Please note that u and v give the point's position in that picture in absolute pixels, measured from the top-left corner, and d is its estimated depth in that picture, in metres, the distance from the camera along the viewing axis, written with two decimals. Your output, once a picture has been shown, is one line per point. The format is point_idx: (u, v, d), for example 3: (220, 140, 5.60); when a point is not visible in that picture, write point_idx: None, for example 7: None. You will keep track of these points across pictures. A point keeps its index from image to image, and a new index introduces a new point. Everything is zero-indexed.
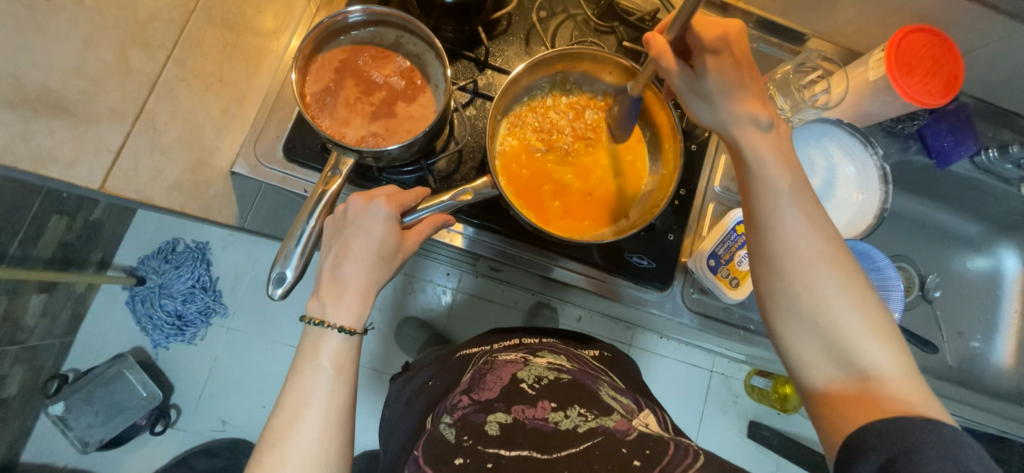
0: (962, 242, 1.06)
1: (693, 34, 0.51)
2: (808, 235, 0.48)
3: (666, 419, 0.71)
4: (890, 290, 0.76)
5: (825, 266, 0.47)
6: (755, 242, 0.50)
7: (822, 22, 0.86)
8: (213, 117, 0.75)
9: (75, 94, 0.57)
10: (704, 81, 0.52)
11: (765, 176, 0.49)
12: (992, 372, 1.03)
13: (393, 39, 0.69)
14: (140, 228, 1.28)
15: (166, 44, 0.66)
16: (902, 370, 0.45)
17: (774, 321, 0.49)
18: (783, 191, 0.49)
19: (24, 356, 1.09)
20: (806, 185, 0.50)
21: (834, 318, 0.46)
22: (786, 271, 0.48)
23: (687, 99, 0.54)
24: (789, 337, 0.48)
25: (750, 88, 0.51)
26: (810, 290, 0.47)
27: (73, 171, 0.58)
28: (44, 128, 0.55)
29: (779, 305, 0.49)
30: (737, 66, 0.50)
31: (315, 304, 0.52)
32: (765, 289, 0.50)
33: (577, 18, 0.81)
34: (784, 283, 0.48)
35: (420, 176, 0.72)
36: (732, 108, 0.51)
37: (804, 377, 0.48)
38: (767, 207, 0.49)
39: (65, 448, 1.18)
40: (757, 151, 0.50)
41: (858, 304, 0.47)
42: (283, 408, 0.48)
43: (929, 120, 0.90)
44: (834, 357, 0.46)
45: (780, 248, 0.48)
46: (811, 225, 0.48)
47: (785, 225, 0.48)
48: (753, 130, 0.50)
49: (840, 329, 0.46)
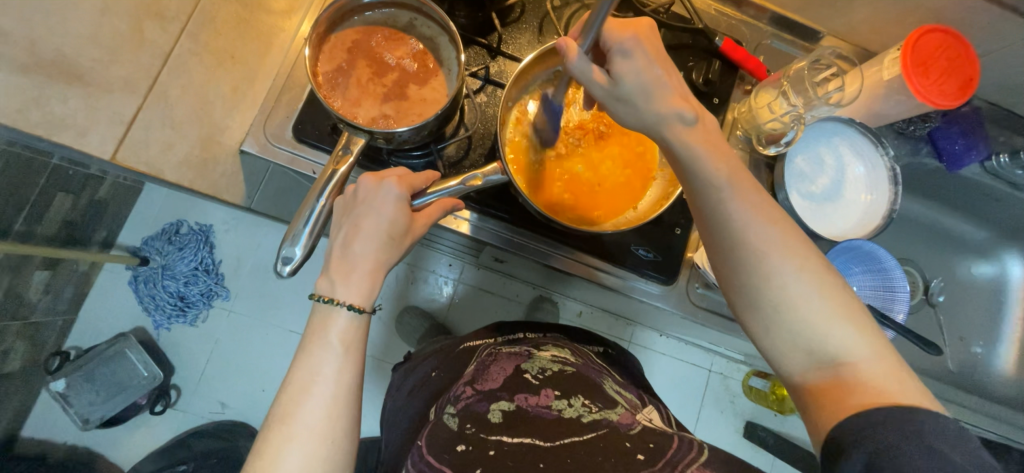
0: (967, 248, 1.06)
1: (604, 36, 0.50)
2: (759, 225, 0.47)
3: (670, 416, 0.71)
4: (895, 294, 0.77)
5: (780, 256, 0.47)
6: (710, 239, 0.50)
7: (838, 21, 0.86)
8: (223, 95, 0.74)
9: (89, 62, 0.62)
10: (622, 84, 0.50)
11: (701, 171, 0.49)
12: (993, 378, 1.02)
13: (407, 21, 0.68)
14: (144, 209, 1.27)
15: (180, 16, 0.69)
16: (871, 352, 0.45)
17: (744, 316, 0.49)
18: (722, 185, 0.49)
19: (27, 332, 1.09)
20: (744, 174, 0.50)
21: (798, 308, 0.46)
22: (743, 266, 0.47)
23: (611, 105, 0.52)
24: (760, 331, 0.48)
25: (669, 84, 0.50)
26: (769, 282, 0.46)
27: (83, 140, 0.61)
28: (57, 94, 0.59)
29: (745, 300, 0.48)
30: (651, 62, 0.49)
31: (324, 282, 0.52)
32: (729, 285, 0.50)
33: (591, 7, 0.81)
34: (743, 277, 0.48)
35: (429, 161, 0.72)
36: (658, 108, 0.50)
37: (783, 371, 0.48)
38: (710, 203, 0.49)
39: (65, 426, 1.19)
40: (690, 148, 0.49)
41: (820, 288, 0.46)
42: (291, 384, 0.48)
43: (942, 123, 0.89)
44: (805, 347, 0.46)
45: (732, 243, 0.48)
46: (757, 215, 0.48)
47: (732, 219, 0.48)
48: (682, 127, 0.50)
49: (805, 318, 0.45)
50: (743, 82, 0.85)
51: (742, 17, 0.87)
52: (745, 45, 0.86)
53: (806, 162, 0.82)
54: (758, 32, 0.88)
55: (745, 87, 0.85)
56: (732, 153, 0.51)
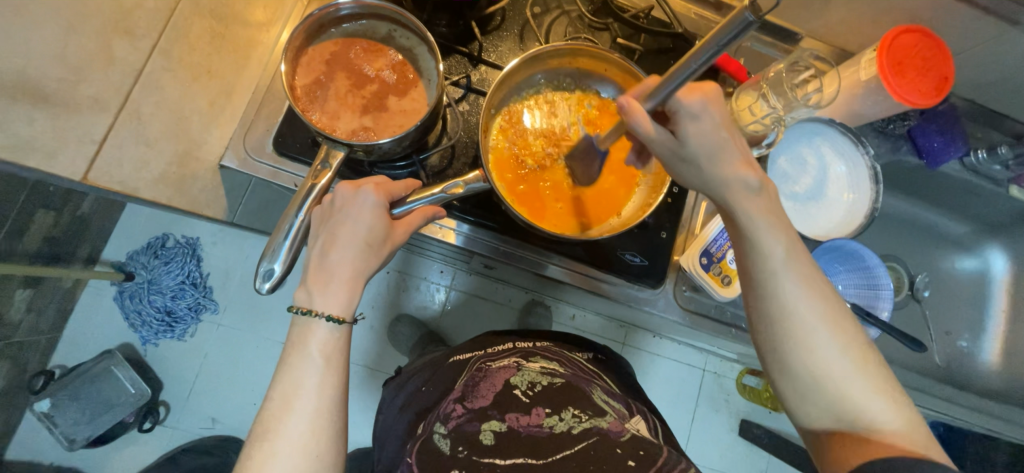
0: (949, 242, 1.08)
1: (674, 99, 0.49)
2: (811, 300, 0.50)
3: (656, 422, 0.71)
4: (879, 292, 0.80)
5: (825, 328, 0.49)
6: (755, 306, 0.52)
7: (816, 22, 0.87)
8: (200, 110, 0.73)
9: (54, 82, 0.63)
10: (687, 145, 0.52)
11: (760, 243, 0.51)
12: (978, 370, 1.04)
13: (385, 32, 0.68)
14: (129, 223, 1.25)
15: (150, 33, 0.70)
16: (900, 420, 0.48)
17: (776, 378, 0.52)
18: (779, 258, 0.50)
19: (10, 352, 1.07)
20: (799, 247, 0.51)
21: (834, 377, 0.49)
22: (787, 335, 0.50)
23: (673, 163, 0.55)
24: (793, 394, 0.51)
25: (735, 149, 0.52)
26: (811, 353, 0.49)
27: (52, 161, 0.61)
28: (22, 116, 0.60)
29: (781, 366, 0.51)
30: (717, 125, 0.51)
31: (302, 293, 0.51)
32: (767, 349, 0.52)
33: (572, 14, 0.81)
34: (787, 345, 0.50)
35: (412, 171, 0.71)
36: (721, 171, 0.52)
37: (809, 428, 0.51)
38: (765, 274, 0.51)
39: (51, 446, 1.17)
40: (751, 218, 0.51)
41: (857, 360, 0.49)
42: (272, 400, 0.48)
43: (920, 121, 0.91)
44: (836, 415, 0.49)
45: (781, 314, 0.50)
46: (808, 288, 0.50)
47: (783, 291, 0.50)
48: (745, 198, 0.52)
49: (843, 390, 0.48)
50: (724, 84, 0.85)
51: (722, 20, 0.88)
52: (725, 48, 0.87)
53: (789, 162, 0.83)
54: None
55: (727, 90, 0.84)
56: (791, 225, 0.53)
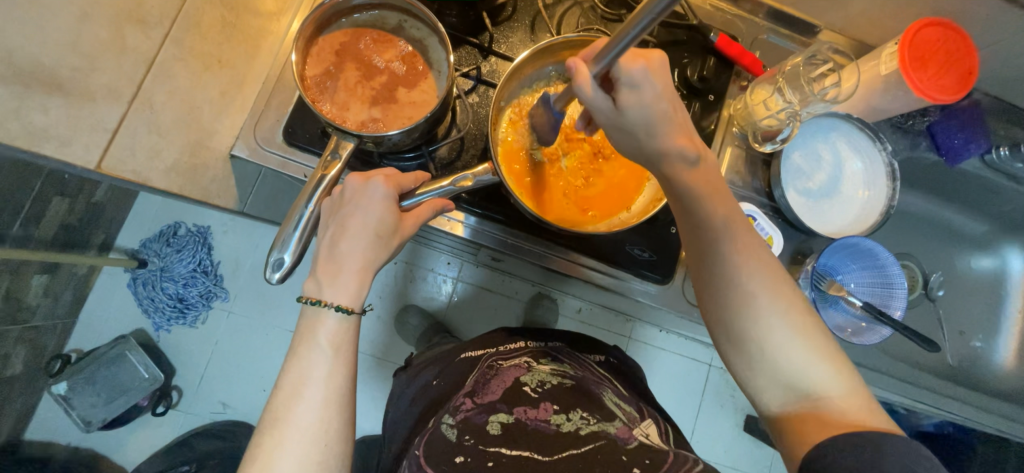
0: (968, 241, 1.05)
1: (617, 66, 0.48)
2: (756, 273, 0.49)
3: (668, 429, 0.70)
4: (893, 290, 0.80)
5: (769, 296, 0.49)
6: (701, 276, 0.52)
7: (836, 13, 0.84)
8: (212, 99, 0.75)
9: (69, 71, 0.58)
10: (626, 115, 0.50)
11: (701, 213, 0.51)
12: (992, 372, 1.02)
13: (396, 23, 0.67)
14: (142, 211, 1.27)
15: (163, 22, 0.67)
16: (844, 387, 0.47)
17: (726, 350, 0.51)
18: (717, 226, 0.50)
19: (27, 336, 1.09)
20: (738, 215, 0.52)
21: (775, 342, 0.48)
22: (734, 309, 0.49)
23: (613, 132, 0.53)
24: (742, 367, 0.50)
25: (675, 121, 0.51)
26: (756, 322, 0.49)
27: (67, 149, 0.59)
28: (39, 105, 0.56)
29: (727, 335, 0.50)
30: (657, 97, 0.49)
31: (311, 283, 0.51)
32: (714, 320, 0.51)
33: (584, 4, 0.80)
34: (733, 316, 0.49)
35: (421, 163, 0.71)
36: (661, 143, 0.51)
37: (758, 401, 0.50)
38: (708, 245, 0.51)
39: (68, 427, 1.20)
40: (688, 186, 0.51)
41: (801, 328, 0.49)
42: (282, 388, 0.49)
43: (941, 116, 0.89)
44: (783, 383, 0.48)
45: (723, 283, 0.50)
46: (749, 257, 0.50)
47: (724, 261, 0.50)
48: (685, 169, 0.51)
49: (788, 358, 0.48)
50: (738, 78, 0.83)
51: (739, 11, 0.86)
52: (741, 40, 0.85)
53: (803, 158, 0.82)
54: (754, 26, 0.86)
55: (741, 83, 0.84)
56: (727, 195, 0.52)
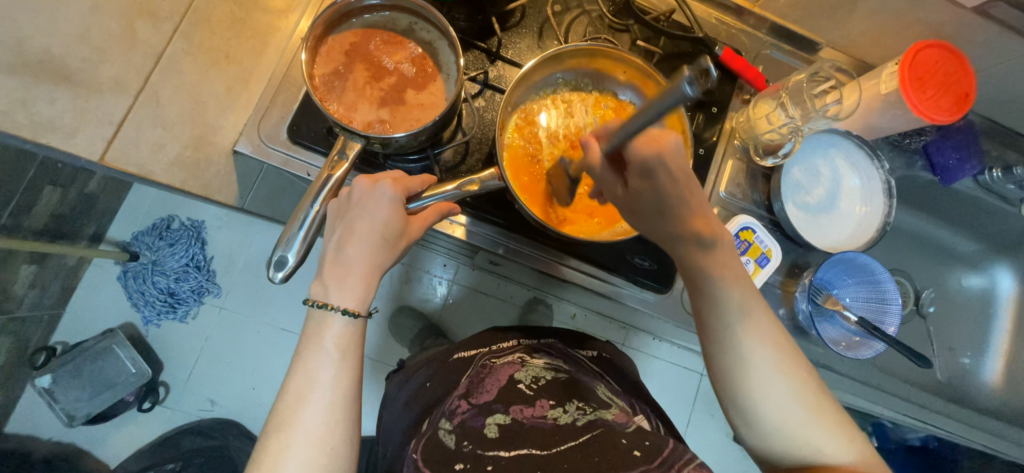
0: (959, 259, 1.07)
1: (628, 148, 0.49)
2: (765, 352, 0.52)
3: (661, 419, 0.71)
4: (888, 306, 0.81)
5: (779, 377, 0.52)
6: (713, 359, 0.55)
7: (837, 31, 0.86)
8: (217, 93, 0.73)
9: (79, 62, 0.62)
10: (640, 198, 0.52)
11: (716, 299, 0.53)
12: (979, 388, 1.04)
13: (406, 25, 0.67)
14: (135, 204, 1.25)
15: (173, 16, 0.69)
16: (850, 455, 0.51)
17: (739, 427, 0.54)
18: (733, 314, 0.53)
19: (12, 327, 1.07)
20: (754, 299, 0.54)
21: (785, 417, 0.51)
22: (741, 384, 0.52)
23: (632, 211, 0.54)
24: (755, 443, 0.53)
25: (692, 208, 0.51)
26: (768, 403, 0.51)
27: (73, 141, 0.61)
28: (46, 96, 0.60)
29: (740, 416, 0.53)
30: (674, 184, 0.49)
31: (318, 287, 0.51)
32: (726, 400, 0.54)
33: (592, 13, 0.80)
34: (746, 397, 0.52)
35: (425, 165, 0.71)
36: (674, 228, 0.52)
37: (771, 472, 0.54)
38: (722, 331, 0.53)
39: (50, 422, 1.17)
40: (704, 269, 0.53)
41: (811, 405, 0.52)
42: (288, 392, 0.48)
43: (936, 136, 0.90)
44: (794, 456, 0.51)
45: (737, 367, 0.52)
46: (762, 340, 0.52)
47: (738, 348, 0.52)
48: (700, 251, 0.53)
49: (799, 435, 0.51)
50: (741, 92, 0.84)
51: (742, 26, 0.88)
52: (744, 55, 0.86)
53: (803, 173, 0.82)
54: (757, 41, 0.88)
55: (744, 97, 0.84)
56: (740, 271, 0.55)
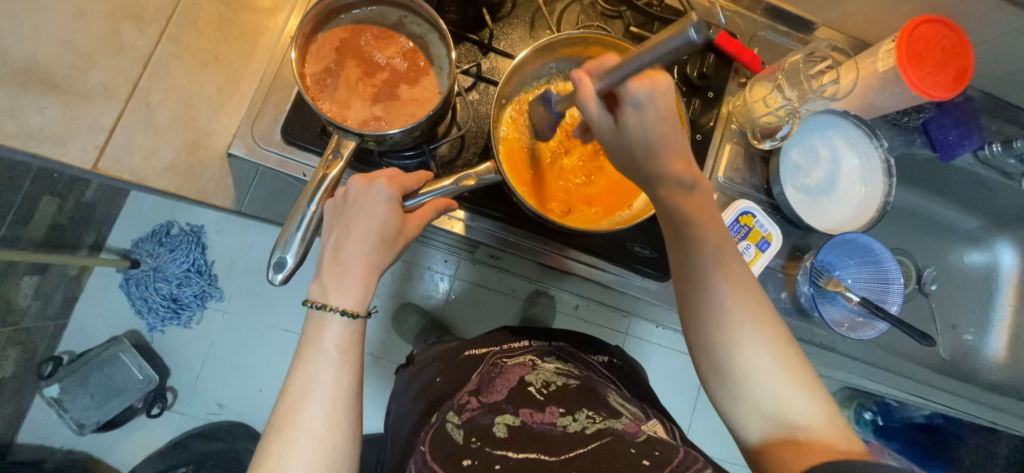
0: (959, 236, 1.07)
1: (624, 85, 0.47)
2: (740, 304, 0.51)
3: (673, 429, 0.70)
4: (889, 285, 0.81)
5: (750, 325, 0.51)
6: (688, 306, 0.54)
7: (833, 10, 0.85)
8: (208, 97, 0.74)
9: (65, 70, 0.58)
10: (626, 132, 0.50)
11: (694, 245, 0.53)
12: (983, 364, 1.04)
13: (396, 19, 0.67)
14: (134, 211, 1.25)
15: (159, 19, 0.66)
16: (825, 417, 0.47)
17: (710, 379, 0.53)
18: (709, 262, 0.52)
19: (17, 338, 1.07)
20: (733, 254, 0.53)
21: (756, 365, 0.49)
22: (714, 326, 0.51)
23: (614, 151, 0.53)
24: (724, 397, 0.51)
25: (675, 145, 0.51)
26: (739, 351, 0.50)
27: (63, 151, 0.58)
28: (33, 104, 0.55)
29: (712, 363, 0.52)
30: (666, 113, 0.49)
31: (316, 287, 0.51)
32: (697, 345, 0.53)
33: (584, 1, 0.79)
34: (718, 344, 0.51)
35: (421, 161, 0.70)
36: (660, 166, 0.51)
37: (741, 434, 0.51)
38: (696, 276, 0.53)
39: (60, 430, 1.18)
40: (682, 212, 0.52)
41: (783, 363, 0.50)
42: (289, 392, 0.48)
43: (935, 113, 0.89)
44: (763, 412, 0.49)
45: (710, 311, 0.52)
46: (735, 291, 0.52)
47: (711, 293, 0.52)
48: (679, 199, 0.52)
49: (767, 386, 0.49)
50: (737, 75, 0.83)
51: (737, 8, 0.87)
52: (739, 37, 0.85)
53: (801, 154, 0.82)
54: (752, 23, 0.87)
55: (741, 80, 0.83)
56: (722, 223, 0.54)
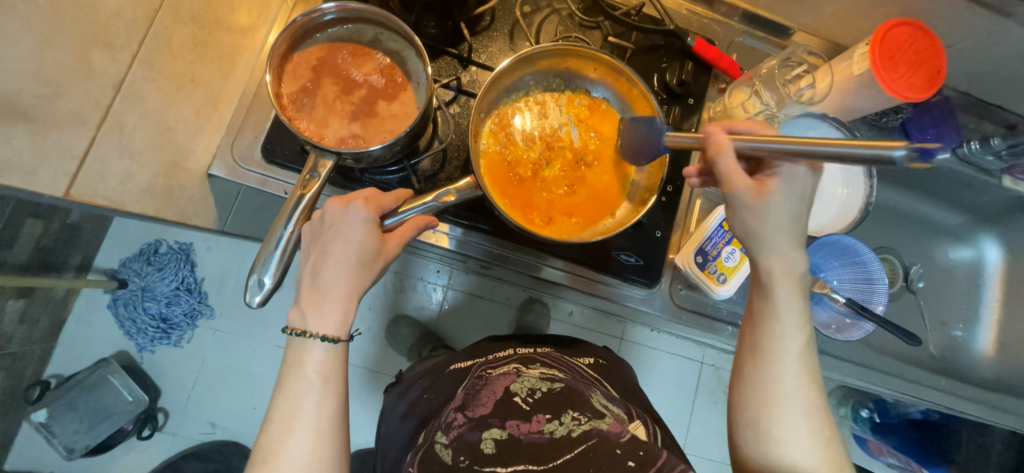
0: (944, 233, 1.08)
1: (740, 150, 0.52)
2: (800, 386, 0.53)
3: (657, 431, 0.69)
4: (874, 285, 0.81)
5: (803, 407, 0.52)
6: (751, 373, 0.55)
7: (809, 15, 0.86)
8: (185, 118, 0.74)
9: (33, 98, 0.57)
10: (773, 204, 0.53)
11: (779, 322, 0.53)
12: (973, 360, 1.05)
13: (372, 36, 0.67)
14: (120, 231, 1.24)
15: (131, 44, 0.66)
16: None
17: (748, 448, 0.54)
18: (787, 342, 0.53)
19: (4, 363, 1.06)
20: (809, 341, 0.54)
21: (799, 446, 0.51)
22: (769, 399, 0.53)
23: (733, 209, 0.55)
24: (757, 468, 0.53)
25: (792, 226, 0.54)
26: (784, 428, 0.52)
27: (33, 179, 0.57)
28: (2, 133, 0.54)
29: (757, 434, 0.53)
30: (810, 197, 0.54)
31: (296, 315, 0.50)
32: (745, 413, 0.54)
33: (562, 12, 0.80)
34: (770, 418, 0.52)
35: (403, 176, 0.71)
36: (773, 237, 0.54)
37: None
38: (770, 349, 0.54)
39: (50, 455, 1.16)
40: (783, 288, 0.54)
41: (823, 449, 0.52)
42: (272, 422, 0.48)
43: (914, 112, 0.90)
44: None
45: (772, 383, 0.53)
46: (802, 374, 0.53)
47: (780, 370, 0.53)
48: (775, 281, 0.54)
49: (804, 468, 0.51)
50: (716, 81, 0.85)
51: (715, 15, 0.88)
52: (718, 44, 0.86)
53: None
54: (730, 30, 0.88)
55: (719, 86, 0.85)
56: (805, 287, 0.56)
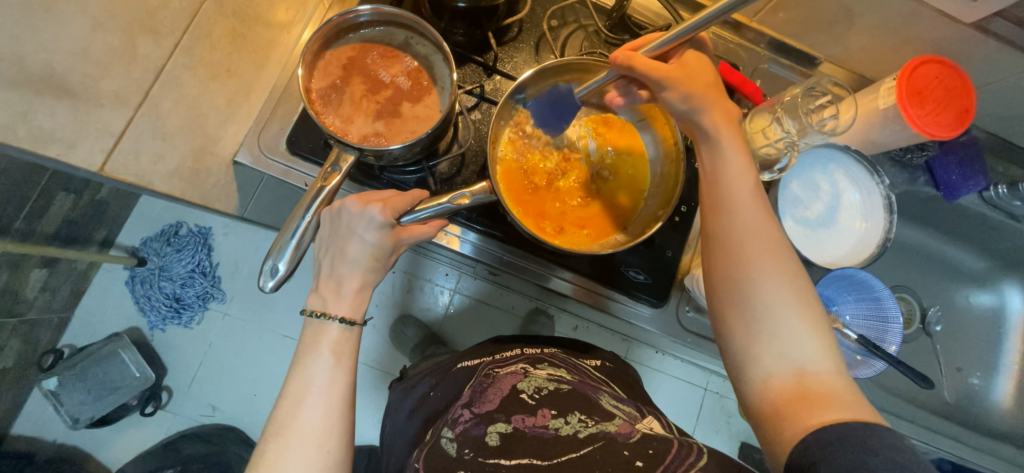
0: (967, 277, 1.04)
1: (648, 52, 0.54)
2: (764, 238, 0.49)
3: (669, 424, 0.69)
4: (888, 324, 0.79)
5: (771, 257, 0.48)
6: (716, 231, 0.51)
7: (836, 46, 0.86)
8: (217, 107, 0.77)
9: (80, 77, 0.64)
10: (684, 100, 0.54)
11: (727, 176, 0.51)
12: (990, 410, 1.01)
13: (402, 39, 0.69)
14: (145, 211, 1.27)
15: (174, 32, 0.73)
16: (832, 364, 0.46)
17: (725, 312, 0.49)
18: (741, 194, 0.50)
19: (22, 329, 1.09)
20: (761, 190, 0.51)
21: (772, 299, 0.47)
22: (734, 250, 0.49)
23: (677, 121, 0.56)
24: (734, 330, 0.48)
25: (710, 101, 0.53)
26: (756, 284, 0.47)
27: (73, 151, 0.63)
28: (46, 109, 0.61)
29: (730, 295, 0.49)
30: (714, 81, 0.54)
31: (316, 298, 0.54)
32: (716, 274, 0.50)
33: (588, 28, 0.81)
34: (736, 269, 0.48)
35: (421, 177, 0.72)
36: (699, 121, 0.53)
37: (746, 377, 0.48)
38: (723, 199, 0.50)
39: (56, 423, 1.19)
40: (719, 144, 0.52)
41: (801, 300, 0.47)
42: (286, 398, 0.49)
43: (938, 152, 0.89)
44: (778, 353, 0.46)
45: (735, 237, 0.49)
46: (763, 223, 0.49)
47: (739, 220, 0.49)
48: (710, 146, 0.53)
49: (781, 323, 0.46)
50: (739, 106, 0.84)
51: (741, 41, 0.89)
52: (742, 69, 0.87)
53: (801, 186, 0.81)
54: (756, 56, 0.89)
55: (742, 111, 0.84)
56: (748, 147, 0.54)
